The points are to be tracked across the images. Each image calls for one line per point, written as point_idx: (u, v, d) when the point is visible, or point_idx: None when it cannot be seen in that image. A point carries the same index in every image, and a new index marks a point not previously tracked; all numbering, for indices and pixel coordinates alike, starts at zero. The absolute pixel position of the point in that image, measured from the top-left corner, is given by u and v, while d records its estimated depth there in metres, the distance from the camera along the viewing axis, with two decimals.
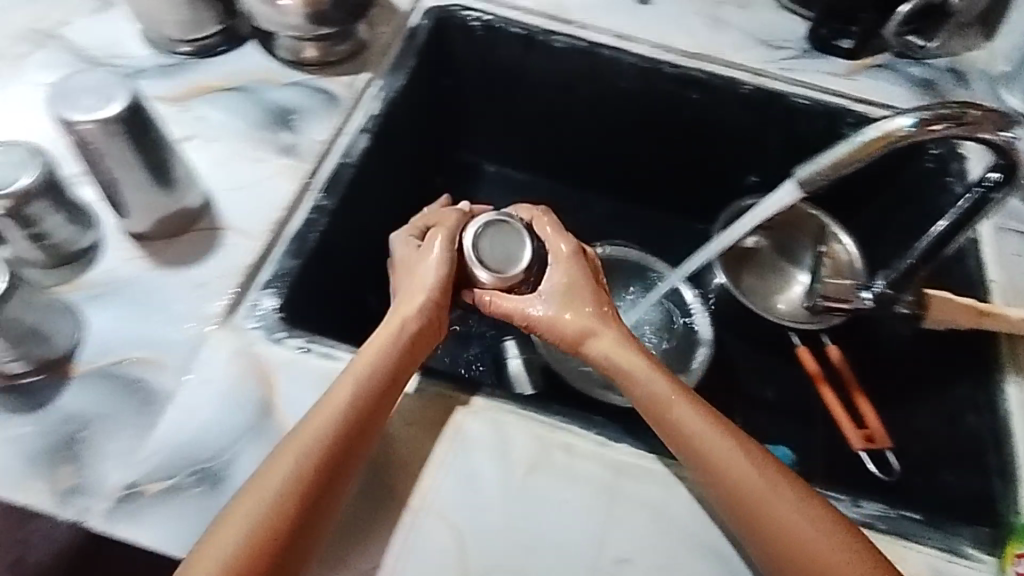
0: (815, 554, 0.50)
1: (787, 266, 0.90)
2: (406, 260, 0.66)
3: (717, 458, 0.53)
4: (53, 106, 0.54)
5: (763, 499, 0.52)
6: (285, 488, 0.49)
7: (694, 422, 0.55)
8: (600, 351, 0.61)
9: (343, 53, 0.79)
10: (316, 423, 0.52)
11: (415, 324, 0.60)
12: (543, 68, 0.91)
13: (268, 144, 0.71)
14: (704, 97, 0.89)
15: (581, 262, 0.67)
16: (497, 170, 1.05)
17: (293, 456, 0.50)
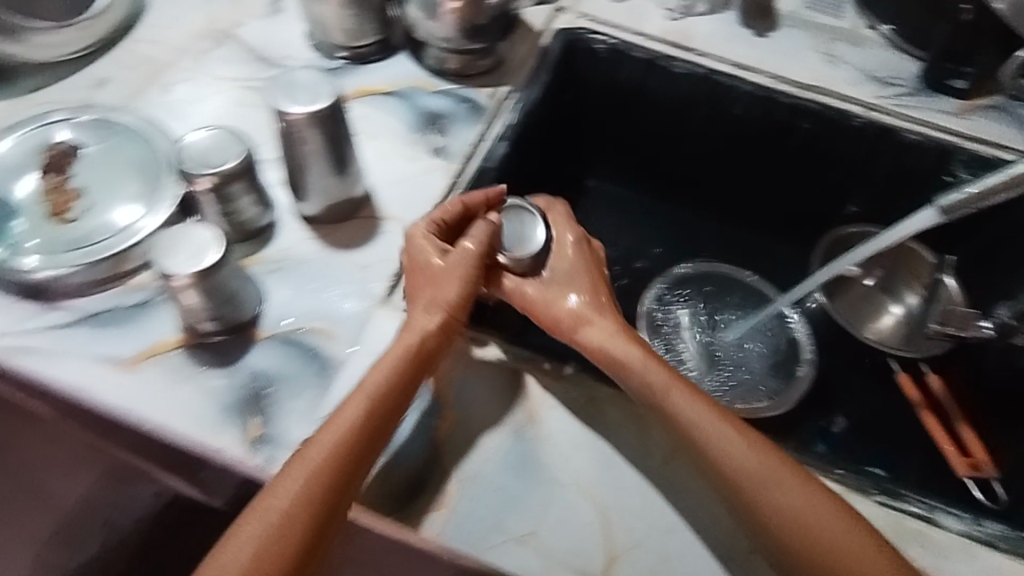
0: (822, 538, 0.51)
1: (883, 298, 0.96)
2: (421, 259, 0.63)
3: (718, 449, 0.55)
4: (272, 96, 0.61)
5: (767, 483, 0.53)
6: (300, 494, 0.51)
7: (690, 411, 0.57)
8: (594, 339, 0.63)
9: (484, 66, 0.86)
10: (326, 434, 0.53)
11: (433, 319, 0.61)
12: (659, 92, 0.96)
13: (420, 145, 0.78)
14: (816, 127, 0.93)
15: (584, 250, 0.70)
16: (598, 184, 1.11)
17: (302, 469, 0.52)
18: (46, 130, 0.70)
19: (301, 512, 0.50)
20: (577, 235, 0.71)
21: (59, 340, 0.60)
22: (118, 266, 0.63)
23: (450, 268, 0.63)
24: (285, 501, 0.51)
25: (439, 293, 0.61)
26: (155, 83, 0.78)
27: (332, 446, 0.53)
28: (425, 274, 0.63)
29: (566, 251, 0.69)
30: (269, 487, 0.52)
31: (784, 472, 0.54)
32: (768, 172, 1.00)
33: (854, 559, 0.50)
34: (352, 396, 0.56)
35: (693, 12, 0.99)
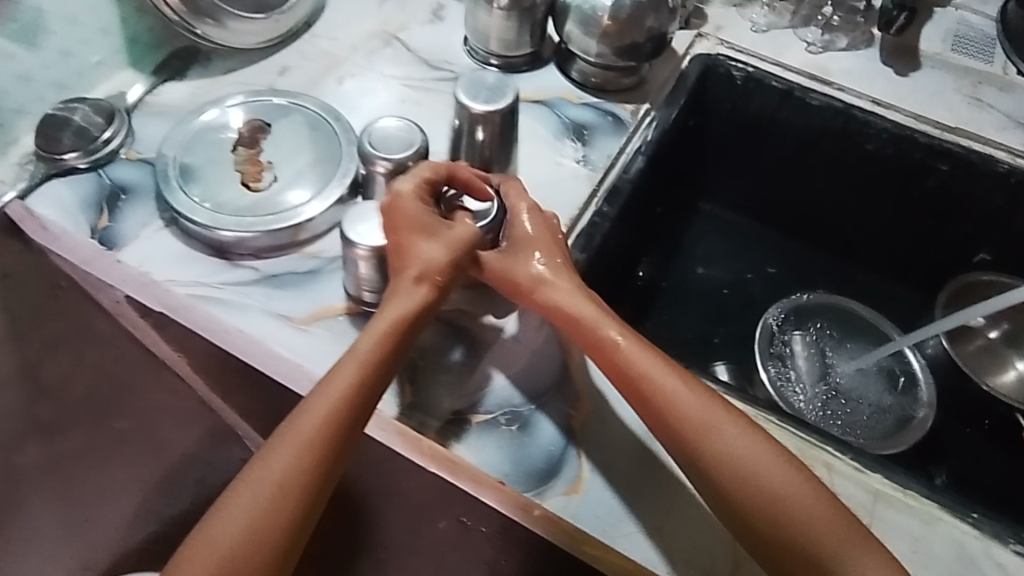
0: (768, 491, 0.53)
1: (1009, 352, 0.94)
2: (401, 221, 0.61)
3: (673, 402, 0.57)
4: (458, 90, 0.68)
5: (707, 430, 0.56)
6: (293, 464, 0.52)
7: (642, 363, 0.59)
8: (553, 300, 0.63)
9: (627, 84, 0.90)
10: (317, 403, 0.54)
11: (417, 285, 0.60)
12: (792, 122, 0.97)
13: (564, 151, 0.82)
14: (954, 169, 0.91)
15: (540, 216, 0.67)
16: (711, 208, 1.10)
17: (292, 440, 0.53)
18: (234, 108, 0.77)
19: (294, 479, 0.52)
20: (533, 204, 0.67)
21: (241, 296, 0.66)
22: (294, 235, 0.70)
23: (435, 234, 0.61)
24: (279, 471, 0.52)
25: (424, 261, 0.60)
26: (329, 76, 0.85)
27: (317, 420, 0.54)
28: (405, 240, 0.61)
29: (521, 219, 0.66)
30: (259, 462, 0.53)
31: (732, 428, 0.56)
32: (895, 212, 0.99)
33: (801, 512, 0.53)
34: (341, 365, 0.56)
35: (834, 46, 1.00)
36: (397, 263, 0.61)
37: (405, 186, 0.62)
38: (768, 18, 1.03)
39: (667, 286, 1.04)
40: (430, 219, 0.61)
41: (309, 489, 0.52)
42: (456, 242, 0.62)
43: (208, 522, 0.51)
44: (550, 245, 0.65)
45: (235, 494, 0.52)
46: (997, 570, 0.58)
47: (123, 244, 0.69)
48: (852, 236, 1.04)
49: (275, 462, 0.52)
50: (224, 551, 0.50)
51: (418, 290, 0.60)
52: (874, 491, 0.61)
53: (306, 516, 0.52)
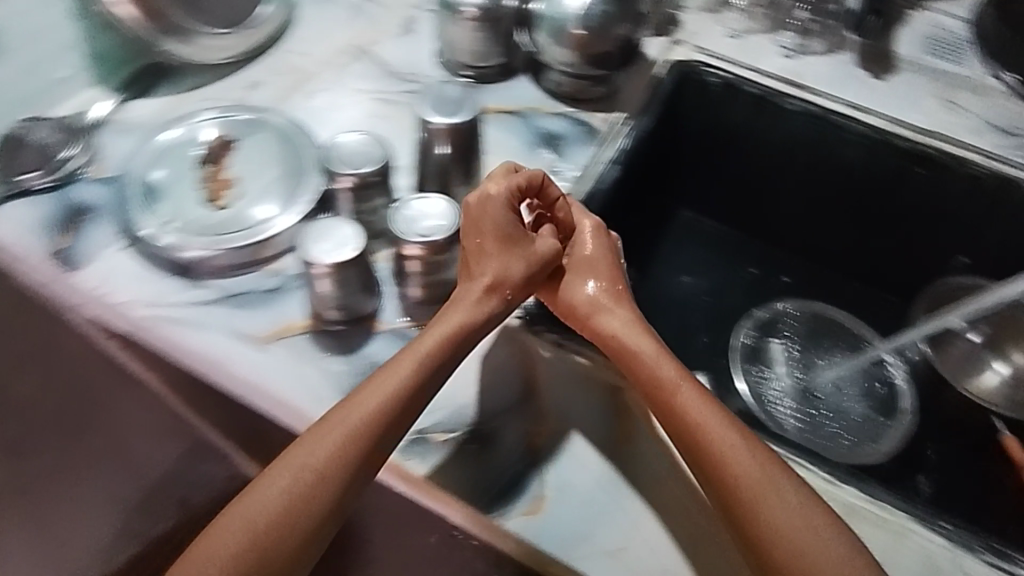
0: (802, 558, 0.51)
1: (988, 355, 0.93)
2: (481, 226, 0.63)
3: (727, 459, 0.55)
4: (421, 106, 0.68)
5: (761, 494, 0.53)
6: (335, 453, 0.53)
7: (698, 412, 0.57)
8: (609, 327, 0.63)
9: (600, 93, 0.89)
10: (372, 394, 0.55)
11: (483, 294, 0.62)
12: (768, 132, 0.97)
13: (535, 162, 0.82)
14: (931, 175, 0.91)
15: (603, 239, 0.69)
16: (692, 216, 1.09)
17: (339, 429, 0.54)
18: (199, 125, 0.77)
19: (331, 470, 0.53)
20: (596, 223, 0.70)
21: (202, 313, 0.66)
22: (258, 253, 0.69)
23: (517, 245, 0.63)
24: (321, 458, 0.53)
25: (496, 272, 0.62)
26: (299, 90, 0.85)
27: (368, 413, 0.55)
28: (483, 247, 0.63)
29: (584, 241, 0.68)
30: (304, 444, 0.54)
31: (780, 497, 0.53)
32: (873, 218, 0.98)
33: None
34: (394, 362, 0.58)
35: (810, 51, 1.00)
36: (469, 268, 0.63)
37: (501, 191, 0.64)
38: (743, 24, 1.03)
39: (644, 296, 1.03)
40: (513, 229, 0.63)
41: (345, 482, 0.53)
42: (536, 255, 0.64)
43: (245, 493, 0.53)
44: (608, 272, 0.67)
45: (273, 473, 0.53)
46: None
47: (83, 264, 0.69)
48: (832, 243, 1.03)
49: (318, 446, 0.53)
50: (252, 531, 0.51)
51: (480, 298, 0.62)
52: (844, 506, 0.60)
53: (335, 509, 0.53)
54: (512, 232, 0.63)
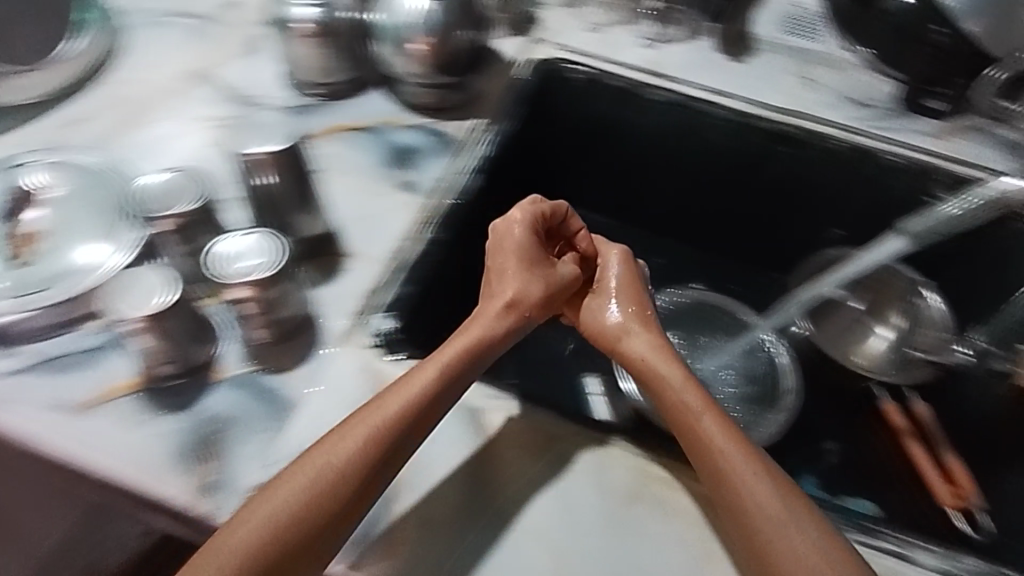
0: (790, 552, 0.50)
1: (868, 319, 0.92)
2: (501, 249, 0.70)
3: (740, 478, 0.54)
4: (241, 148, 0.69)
5: (775, 516, 0.52)
6: (353, 457, 0.53)
7: (719, 437, 0.57)
8: (634, 348, 0.66)
9: (458, 100, 0.86)
10: (394, 398, 0.56)
11: (501, 310, 0.66)
12: (637, 122, 0.96)
13: (389, 180, 0.78)
14: (794, 153, 0.92)
15: (629, 267, 0.75)
16: (581, 214, 1.08)
17: (360, 431, 0.54)
18: (13, 174, 0.71)
19: (346, 473, 0.52)
20: (622, 253, 0.76)
21: (17, 383, 0.60)
22: (81, 307, 0.64)
23: (536, 267, 0.70)
24: (341, 459, 0.52)
25: (515, 291, 0.67)
26: (130, 123, 0.79)
27: (387, 417, 0.55)
28: (503, 270, 0.69)
29: (611, 270, 0.74)
30: (324, 447, 0.54)
31: (776, 495, 0.53)
32: (748, 200, 0.99)
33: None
34: (416, 372, 0.59)
35: (671, 39, 1.00)
36: (492, 288, 0.69)
37: (522, 219, 0.72)
38: (604, 18, 1.02)
39: None
40: (535, 254, 0.70)
41: (357, 487, 0.52)
42: (554, 278, 0.70)
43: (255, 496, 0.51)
44: (634, 297, 0.72)
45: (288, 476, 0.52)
46: None
47: None
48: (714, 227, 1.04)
49: (335, 446, 0.53)
50: (259, 532, 0.49)
51: (498, 313, 0.66)
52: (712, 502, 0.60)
53: (342, 518, 0.51)
54: (533, 257, 0.70)
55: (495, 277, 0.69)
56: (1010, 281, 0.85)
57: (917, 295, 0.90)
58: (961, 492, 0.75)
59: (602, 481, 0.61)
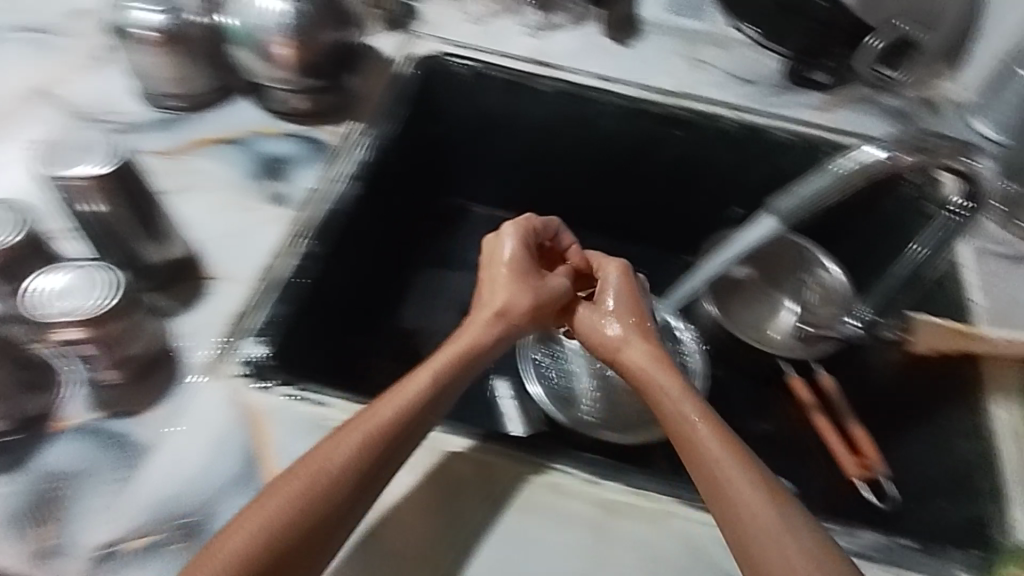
0: (775, 554, 0.49)
1: (772, 293, 0.88)
2: (492, 260, 0.71)
3: (726, 480, 0.53)
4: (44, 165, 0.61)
5: (758, 519, 0.51)
6: (347, 464, 0.52)
7: (712, 441, 0.56)
8: (632, 352, 0.65)
9: (332, 103, 0.81)
10: (387, 405, 0.56)
11: (489, 319, 0.66)
12: (528, 114, 0.94)
13: (257, 194, 0.73)
14: (687, 135, 0.91)
15: (629, 278, 0.73)
16: (485, 211, 1.08)
17: (356, 438, 0.53)
18: None
19: (339, 481, 0.51)
20: (622, 266, 0.73)
21: None
22: None
23: (527, 280, 0.69)
24: (337, 465, 0.51)
25: (504, 300, 0.67)
26: None
27: (371, 443, 0.53)
28: (490, 284, 0.69)
29: (610, 282, 0.71)
30: (305, 468, 0.52)
31: (762, 492, 0.52)
32: (647, 185, 0.98)
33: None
34: (404, 391, 0.57)
35: (556, 27, 0.97)
36: (481, 301, 0.68)
37: (507, 233, 0.72)
38: (487, 9, 0.98)
39: (441, 301, 0.99)
40: (523, 265, 0.70)
41: (349, 495, 0.51)
42: (546, 289, 0.69)
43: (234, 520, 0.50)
44: (634, 309, 0.69)
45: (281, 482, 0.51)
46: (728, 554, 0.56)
47: None
48: (618, 214, 1.03)
49: (330, 452, 0.52)
50: (253, 538, 0.48)
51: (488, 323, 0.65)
52: (604, 503, 0.58)
53: (331, 529, 0.50)
54: (523, 268, 0.70)
55: (485, 288, 0.69)
56: (899, 245, 0.85)
57: (810, 268, 0.87)
58: (868, 463, 0.74)
59: (488, 491, 0.58)
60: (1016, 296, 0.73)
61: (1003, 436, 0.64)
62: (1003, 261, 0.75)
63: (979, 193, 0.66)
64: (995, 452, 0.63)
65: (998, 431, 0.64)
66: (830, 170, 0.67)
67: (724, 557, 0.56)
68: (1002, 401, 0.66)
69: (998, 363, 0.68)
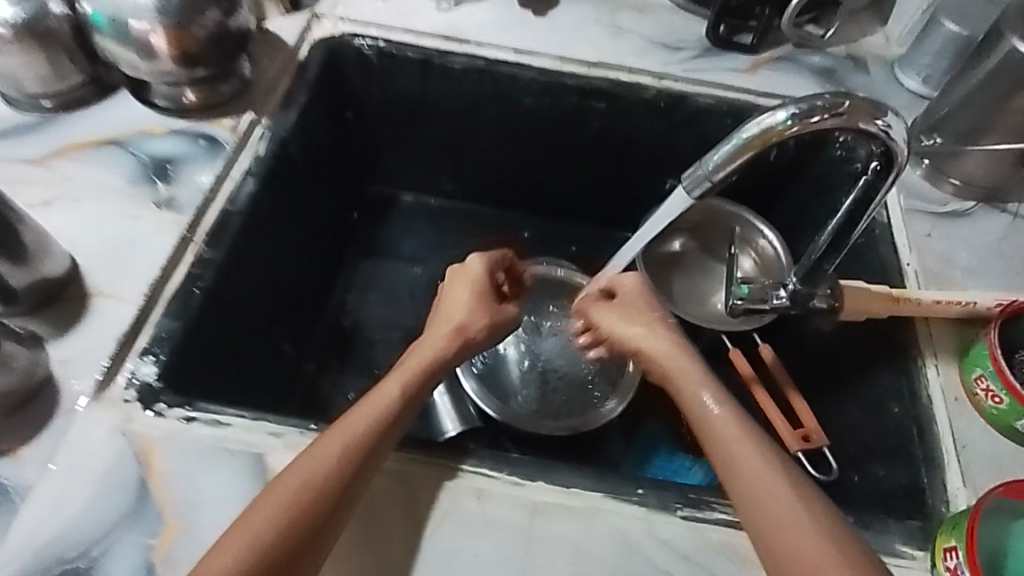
0: (787, 528, 0.50)
1: (705, 267, 0.91)
2: (453, 284, 0.70)
3: (739, 459, 0.54)
4: None
5: (766, 496, 0.51)
6: (338, 474, 0.50)
7: (728, 427, 0.56)
8: (650, 345, 0.65)
9: (227, 94, 0.76)
10: (360, 415, 0.54)
11: (444, 335, 0.65)
12: (445, 95, 0.90)
13: (141, 199, 0.68)
14: (611, 107, 0.87)
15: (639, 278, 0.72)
16: (415, 199, 1.04)
17: (346, 448, 0.52)
18: None
19: (330, 493, 0.50)
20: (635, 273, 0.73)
21: None
22: None
23: (486, 303, 0.69)
24: (330, 469, 0.50)
25: (462, 317, 0.67)
26: None
27: (361, 450, 0.52)
28: (450, 309, 0.68)
29: (623, 282, 0.72)
30: (303, 467, 0.51)
31: (770, 465, 0.53)
32: (576, 161, 0.94)
33: (810, 552, 0.48)
34: (386, 396, 0.57)
35: None
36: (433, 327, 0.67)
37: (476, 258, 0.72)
38: None
39: (374, 299, 0.97)
40: (478, 285, 0.70)
41: (337, 505, 0.50)
42: (502, 313, 0.69)
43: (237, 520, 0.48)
44: (643, 305, 0.70)
45: (272, 494, 0.49)
46: (661, 547, 0.54)
47: None
48: (551, 193, 1.00)
49: (317, 462, 0.51)
50: (243, 554, 0.45)
51: (449, 342, 0.64)
52: (531, 505, 0.55)
53: (315, 541, 0.48)
54: (481, 288, 0.70)
55: (448, 308, 0.69)
56: (829, 208, 0.83)
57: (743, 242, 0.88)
58: (810, 435, 0.71)
59: (408, 505, 0.54)
60: (944, 254, 0.71)
61: (936, 398, 0.62)
62: (931, 218, 0.74)
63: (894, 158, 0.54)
64: (928, 416, 0.62)
65: (933, 396, 0.63)
66: (734, 134, 0.52)
67: (657, 551, 0.53)
68: (935, 364, 0.64)
69: (931, 323, 0.67)
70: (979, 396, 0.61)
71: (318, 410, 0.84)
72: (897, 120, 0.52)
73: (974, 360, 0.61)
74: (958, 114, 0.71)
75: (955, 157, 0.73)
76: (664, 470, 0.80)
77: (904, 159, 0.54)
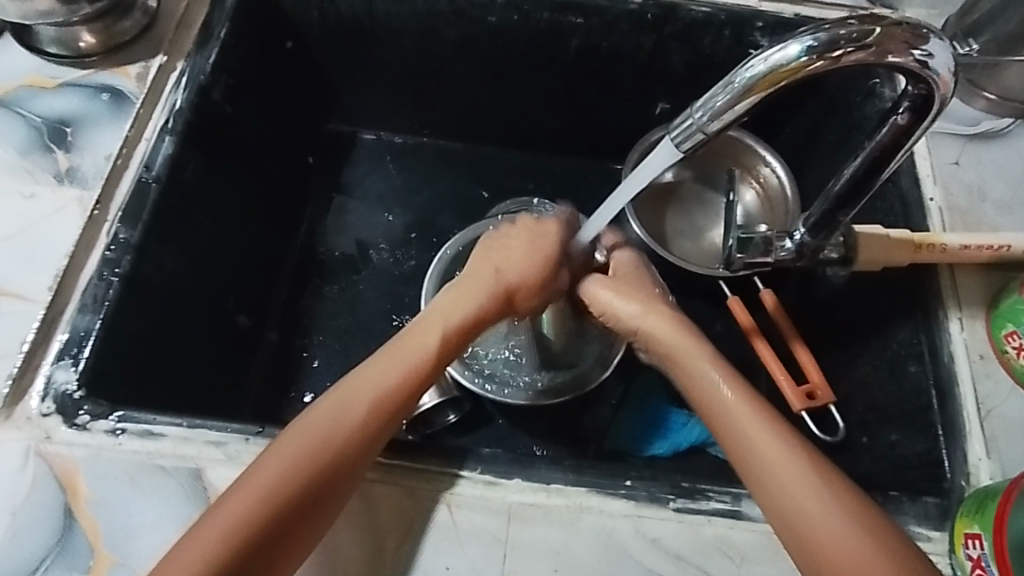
0: (806, 514, 0.45)
1: (706, 204, 0.81)
2: (511, 238, 0.62)
3: (752, 444, 0.49)
4: None
5: (784, 480, 0.47)
6: (292, 486, 0.45)
7: (735, 406, 0.51)
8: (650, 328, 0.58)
9: (129, 32, 0.64)
10: (371, 381, 0.51)
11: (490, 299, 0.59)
12: (396, 16, 0.77)
13: (39, 171, 0.58)
14: (590, 21, 0.75)
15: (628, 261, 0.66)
16: (376, 137, 0.92)
17: (304, 449, 0.47)
18: None
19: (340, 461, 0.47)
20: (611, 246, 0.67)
21: None
22: None
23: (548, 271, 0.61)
24: (343, 442, 0.47)
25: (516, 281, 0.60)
26: None
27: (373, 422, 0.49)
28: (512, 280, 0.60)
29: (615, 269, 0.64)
30: (299, 438, 0.47)
31: (785, 448, 0.48)
32: (554, 87, 0.83)
33: (837, 538, 0.44)
34: (390, 362, 0.52)
35: None
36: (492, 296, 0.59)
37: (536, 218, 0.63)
38: None
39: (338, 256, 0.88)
40: (538, 242, 0.62)
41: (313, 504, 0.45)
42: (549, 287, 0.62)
43: (230, 495, 0.45)
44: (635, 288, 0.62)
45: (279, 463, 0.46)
46: (649, 548, 0.48)
47: None
48: (529, 125, 0.88)
49: (280, 478, 0.45)
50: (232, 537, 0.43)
51: (492, 298, 0.59)
52: (507, 508, 0.49)
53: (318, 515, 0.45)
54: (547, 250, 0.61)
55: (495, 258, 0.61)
56: (842, 132, 0.73)
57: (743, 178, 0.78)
58: (816, 392, 0.66)
59: (365, 516, 0.49)
60: (974, 186, 0.62)
61: (959, 357, 0.56)
62: (961, 142, 0.64)
63: (930, 99, 0.44)
64: (950, 379, 0.55)
65: (958, 354, 0.56)
66: (733, 79, 0.42)
67: (646, 553, 0.48)
68: (961, 316, 0.57)
69: (956, 270, 0.59)
70: (1009, 355, 0.54)
71: (281, 384, 0.77)
72: (938, 46, 0.42)
73: (1006, 315, 0.54)
74: (1003, 14, 0.60)
75: (993, 69, 0.62)
76: (656, 430, 0.73)
77: (948, 94, 0.44)
